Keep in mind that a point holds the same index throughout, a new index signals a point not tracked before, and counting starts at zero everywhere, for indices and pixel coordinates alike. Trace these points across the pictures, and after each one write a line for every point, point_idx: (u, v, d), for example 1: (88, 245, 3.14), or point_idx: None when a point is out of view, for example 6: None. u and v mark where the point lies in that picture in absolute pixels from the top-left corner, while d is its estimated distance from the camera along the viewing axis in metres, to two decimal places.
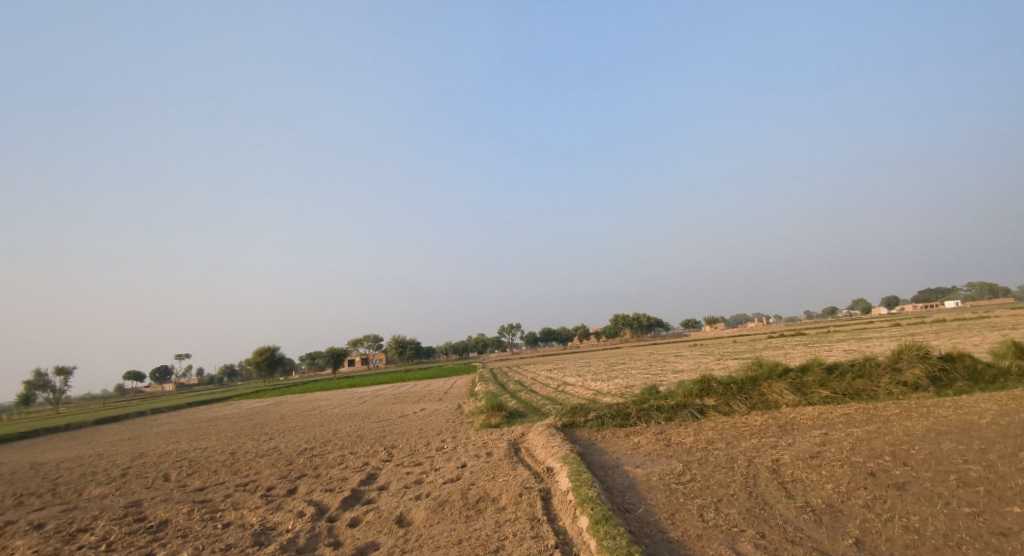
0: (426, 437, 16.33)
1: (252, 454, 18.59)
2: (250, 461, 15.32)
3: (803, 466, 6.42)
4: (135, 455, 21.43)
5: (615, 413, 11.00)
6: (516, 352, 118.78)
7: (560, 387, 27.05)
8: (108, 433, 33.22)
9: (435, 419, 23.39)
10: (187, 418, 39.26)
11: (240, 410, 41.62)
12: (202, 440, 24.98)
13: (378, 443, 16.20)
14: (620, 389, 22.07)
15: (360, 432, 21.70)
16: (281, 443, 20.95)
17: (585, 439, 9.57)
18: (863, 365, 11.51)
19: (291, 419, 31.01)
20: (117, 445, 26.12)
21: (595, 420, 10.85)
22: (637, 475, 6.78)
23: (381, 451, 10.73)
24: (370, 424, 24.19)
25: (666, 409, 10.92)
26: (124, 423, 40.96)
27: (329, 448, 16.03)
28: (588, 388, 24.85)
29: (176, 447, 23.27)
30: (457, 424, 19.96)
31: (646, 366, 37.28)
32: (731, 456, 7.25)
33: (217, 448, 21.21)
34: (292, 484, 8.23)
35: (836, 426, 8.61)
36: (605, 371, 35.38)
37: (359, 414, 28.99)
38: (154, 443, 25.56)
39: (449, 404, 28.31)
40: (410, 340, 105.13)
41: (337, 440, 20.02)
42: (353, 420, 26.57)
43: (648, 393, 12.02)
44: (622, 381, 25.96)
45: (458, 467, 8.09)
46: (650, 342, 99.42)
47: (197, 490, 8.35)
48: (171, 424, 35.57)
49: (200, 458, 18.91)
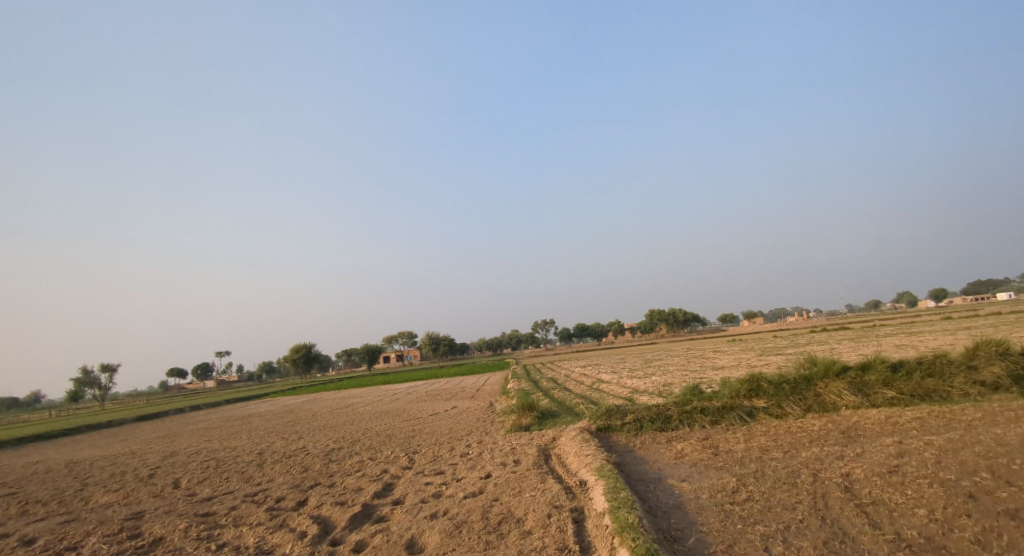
0: (455, 439, 15.79)
1: (282, 454, 18.60)
2: (277, 465, 15.20)
3: (881, 484, 5.47)
4: (173, 454, 21.93)
5: (655, 416, 10.17)
6: (546, 349, 117.75)
7: (593, 385, 26.12)
8: (152, 431, 34.41)
9: (464, 418, 22.95)
10: (225, 416, 40.27)
11: (275, 408, 42.45)
12: (237, 438, 25.43)
13: (405, 447, 15.79)
14: (657, 388, 21.00)
15: (389, 432, 21.45)
16: (312, 443, 20.97)
17: (621, 446, 8.79)
18: (933, 362, 10.27)
19: (322, 417, 31.29)
20: (158, 443, 26.92)
21: (633, 423, 10.06)
22: (684, 492, 5.97)
23: (403, 456, 10.26)
24: (399, 423, 23.94)
25: (710, 411, 10.02)
26: (167, 420, 42.41)
27: (356, 452, 15.73)
28: (623, 386, 23.85)
29: (212, 445, 23.72)
30: (487, 425, 19.42)
31: (682, 363, 35.80)
32: (791, 469, 6.33)
33: (250, 448, 21.43)
34: (302, 496, 7.92)
35: (911, 433, 7.54)
36: (638, 368, 34.23)
37: (390, 412, 28.92)
38: (193, 441, 26.20)
39: (479, 402, 27.83)
40: (440, 337, 105.66)
41: (366, 440, 19.82)
42: (383, 419, 26.45)
43: (690, 394, 11.13)
44: (658, 379, 24.82)
45: (482, 478, 7.45)
46: (685, 337, 96.75)
47: (203, 501, 8.30)
48: (210, 421, 36.51)
49: (233, 458, 19.09)
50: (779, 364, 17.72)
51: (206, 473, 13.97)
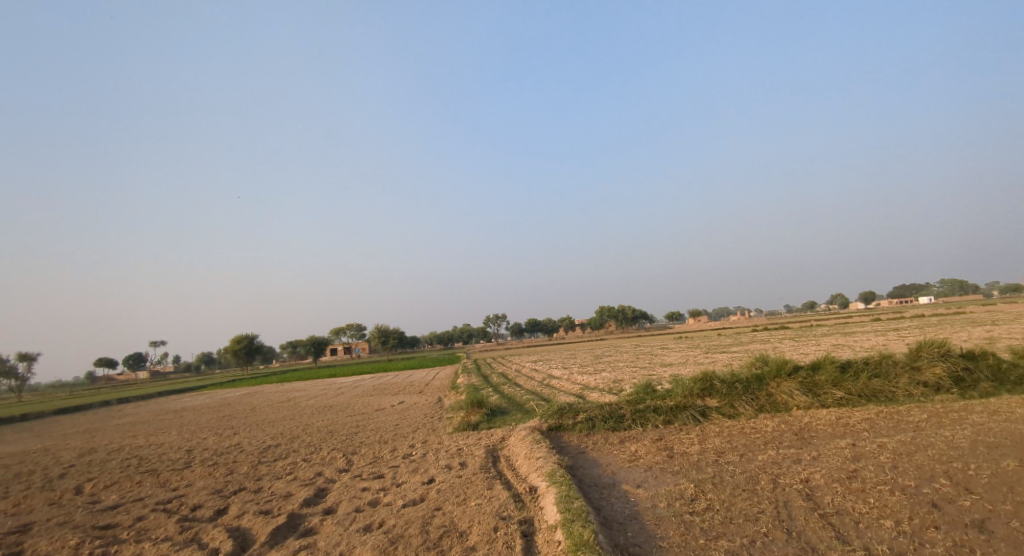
0: (398, 439, 14.92)
1: (209, 453, 17.07)
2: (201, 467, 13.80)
3: (842, 491, 5.25)
4: (84, 452, 19.74)
5: (607, 414, 9.79)
6: (501, 343, 117.57)
7: (544, 381, 25.84)
8: (64, 425, 31.19)
9: (412, 413, 22.09)
10: (152, 409, 37.23)
11: (210, 401, 39.72)
12: (162, 434, 23.34)
13: (346, 447, 14.79)
14: (608, 385, 20.92)
15: (330, 429, 20.23)
16: (244, 440, 19.45)
17: (574, 447, 8.33)
18: (879, 363, 10.44)
19: (261, 411, 29.41)
20: (68, 439, 24.30)
21: (585, 422, 9.63)
22: (640, 500, 5.54)
23: (339, 457, 9.38)
24: (342, 419, 22.71)
25: (664, 410, 9.74)
26: (84, 414, 38.76)
27: (290, 453, 14.55)
28: (574, 382, 23.69)
29: (131, 442, 21.62)
30: (434, 422, 18.65)
31: (632, 359, 36.31)
32: (749, 475, 6.04)
33: (174, 445, 19.60)
34: (222, 503, 6.76)
35: (863, 435, 7.49)
36: (591, 363, 34.41)
37: (333, 407, 27.50)
38: (109, 437, 23.83)
39: (429, 397, 26.97)
40: (393, 329, 103.24)
41: (305, 437, 18.57)
42: (325, 414, 25.11)
43: (643, 392, 10.83)
44: (609, 376, 24.85)
45: (424, 484, 6.77)
46: (636, 333, 99.18)
47: (106, 510, 6.83)
48: (134, 415, 33.58)
49: (152, 457, 17.33)
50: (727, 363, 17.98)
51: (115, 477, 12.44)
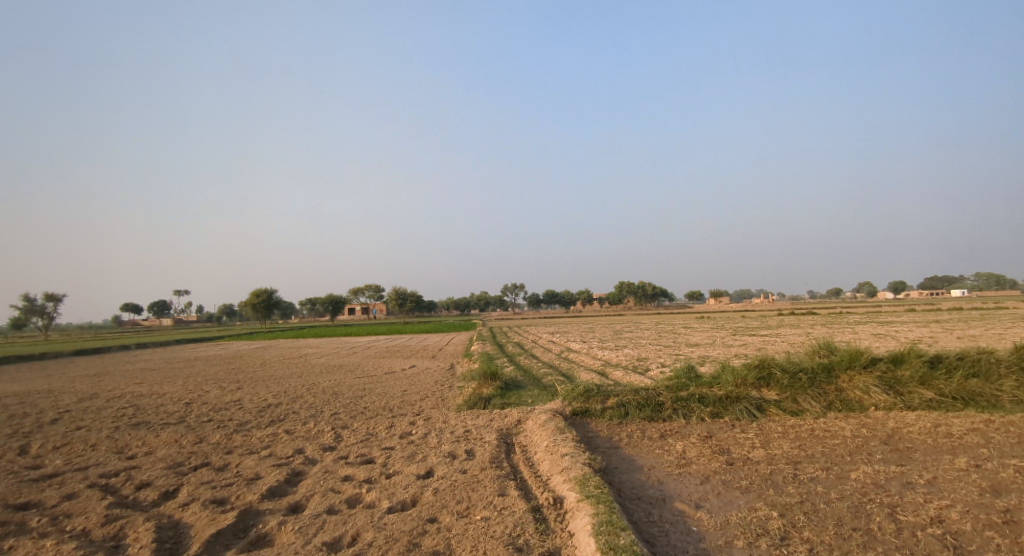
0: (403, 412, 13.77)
1: (208, 409, 16.32)
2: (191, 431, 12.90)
3: (1007, 544, 3.64)
4: (88, 397, 19.35)
5: (643, 400, 8.28)
6: (518, 313, 116.85)
7: (563, 354, 24.47)
8: (80, 367, 31.38)
9: (422, 379, 21.09)
10: (167, 357, 37.47)
11: (224, 352, 39.83)
12: (169, 383, 22.96)
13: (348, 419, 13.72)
14: (632, 364, 19.39)
15: (336, 390, 19.34)
16: (247, 396, 18.72)
17: (605, 440, 6.86)
18: (976, 359, 8.62)
19: (271, 366, 28.99)
20: (79, 382, 24.14)
21: (616, 409, 8.14)
22: (707, 534, 4.01)
23: (328, 429, 8.10)
24: (350, 380, 21.84)
25: (712, 400, 8.17)
26: (104, 356, 39.38)
27: (288, 422, 13.57)
28: (595, 358, 22.25)
29: (138, 389, 21.24)
30: (444, 391, 17.49)
31: (655, 337, 34.61)
32: (853, 503, 4.45)
33: (177, 397, 19.01)
34: (171, 483, 5.42)
35: (983, 453, 5.81)
36: (610, 339, 33.05)
37: (343, 367, 26.79)
38: (118, 382, 23.57)
39: (441, 363, 26.01)
40: (410, 292, 103.13)
41: (309, 398, 17.68)
42: (334, 373, 24.35)
43: (685, 377, 9.26)
44: (633, 353, 23.29)
45: (420, 478, 5.37)
46: (655, 312, 97.06)
47: (30, 480, 5.51)
48: (148, 362, 33.73)
49: (152, 408, 16.67)
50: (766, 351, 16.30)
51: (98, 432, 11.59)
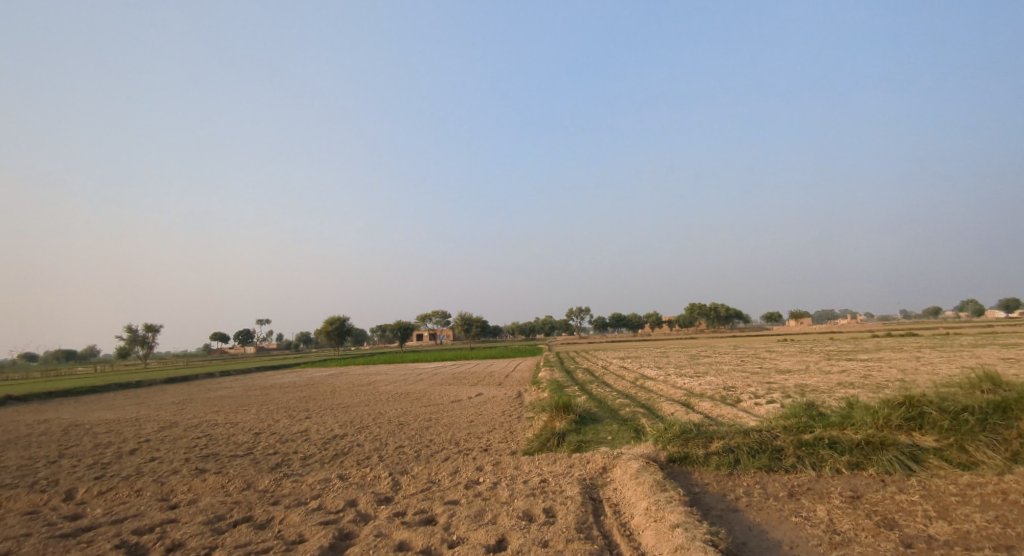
0: (469, 453, 12.78)
1: (277, 441, 16.30)
2: (258, 469, 12.68)
3: None
4: (172, 427, 20.18)
5: (757, 444, 6.87)
6: (581, 338, 114.01)
7: (637, 382, 22.58)
8: (170, 395, 33.50)
9: (488, 408, 20.19)
10: (248, 384, 39.52)
11: (299, 380, 41.45)
12: (245, 412, 23.68)
13: (412, 458, 12.95)
14: (720, 395, 17.29)
15: (400, 420, 18.84)
16: (315, 425, 18.73)
17: (718, 500, 5.49)
18: None
19: (340, 394, 29.48)
20: (167, 411, 25.53)
21: (723, 455, 6.74)
22: None
23: (386, 474, 7.27)
24: (415, 409, 21.38)
25: (847, 445, 6.49)
26: (195, 384, 42.36)
27: (351, 461, 13.05)
28: (675, 387, 20.25)
29: (216, 419, 21.97)
30: (511, 423, 16.39)
31: (737, 363, 31.62)
32: None
33: (250, 426, 19.35)
34: (208, 546, 4.73)
35: None
36: (686, 364, 30.60)
37: (408, 394, 26.54)
38: (200, 411, 24.64)
39: (506, 391, 25.05)
40: (472, 318, 103.75)
41: (373, 429, 17.26)
42: (398, 402, 24.04)
43: (804, 415, 7.60)
44: (717, 381, 21.01)
45: (489, 552, 4.30)
46: (730, 334, 90.95)
47: (70, 537, 5.06)
48: (231, 390, 35.63)
49: (226, 440, 16.92)
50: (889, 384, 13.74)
51: None
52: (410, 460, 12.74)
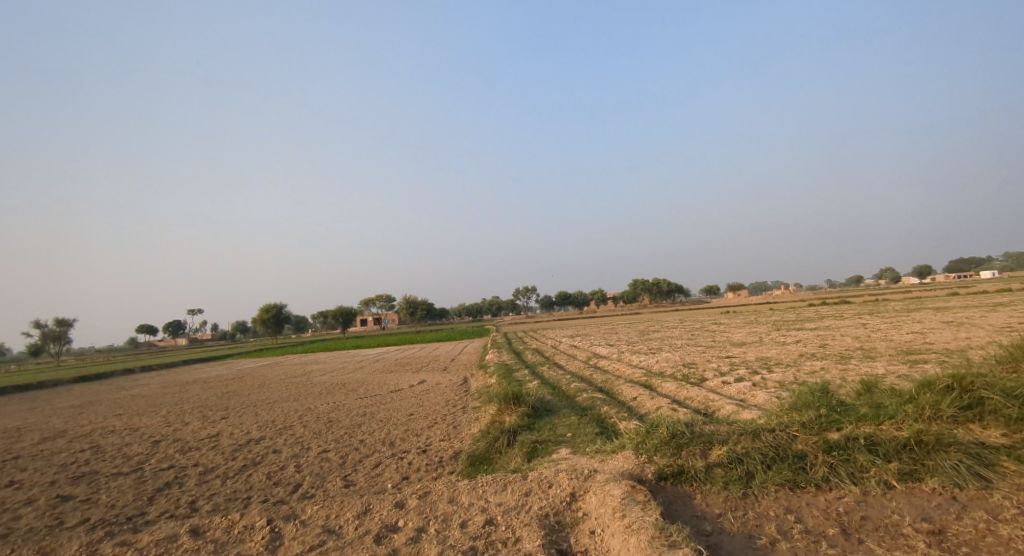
0: (404, 460, 10.65)
1: (178, 450, 13.26)
2: (141, 493, 9.56)
3: None
4: (46, 438, 16.57)
5: (774, 448, 5.21)
6: (531, 317, 113.52)
7: (592, 362, 21.17)
8: (65, 397, 28.84)
9: (432, 398, 18.11)
10: (163, 381, 35.11)
11: (225, 373, 37.43)
12: (148, 414, 20.23)
13: (335, 468, 10.65)
14: (681, 373, 16.06)
15: (330, 416, 16.36)
16: (227, 429, 15.89)
17: (754, 553, 3.65)
18: None
19: (268, 387, 26.34)
20: (52, 417, 21.49)
21: (732, 468, 5.03)
22: None
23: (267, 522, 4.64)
24: (350, 402, 18.95)
25: (889, 447, 4.89)
26: (100, 383, 37.25)
27: (258, 476, 10.54)
28: (632, 365, 18.98)
29: (109, 424, 18.47)
30: (456, 416, 14.39)
31: (689, 337, 31.18)
32: None
33: (147, 433, 16.16)
34: None
35: None
36: (639, 341, 29.80)
37: (344, 385, 23.94)
38: (92, 416, 20.85)
39: (453, 377, 23.07)
40: (420, 300, 100.59)
41: (296, 430, 14.72)
42: (332, 395, 21.43)
43: (819, 406, 5.98)
44: (675, 358, 19.93)
45: None
46: (675, 309, 93.18)
47: None
48: (141, 388, 31.37)
49: (109, 452, 13.77)
50: (861, 371, 12.91)
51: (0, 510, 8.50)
52: (332, 472, 10.46)
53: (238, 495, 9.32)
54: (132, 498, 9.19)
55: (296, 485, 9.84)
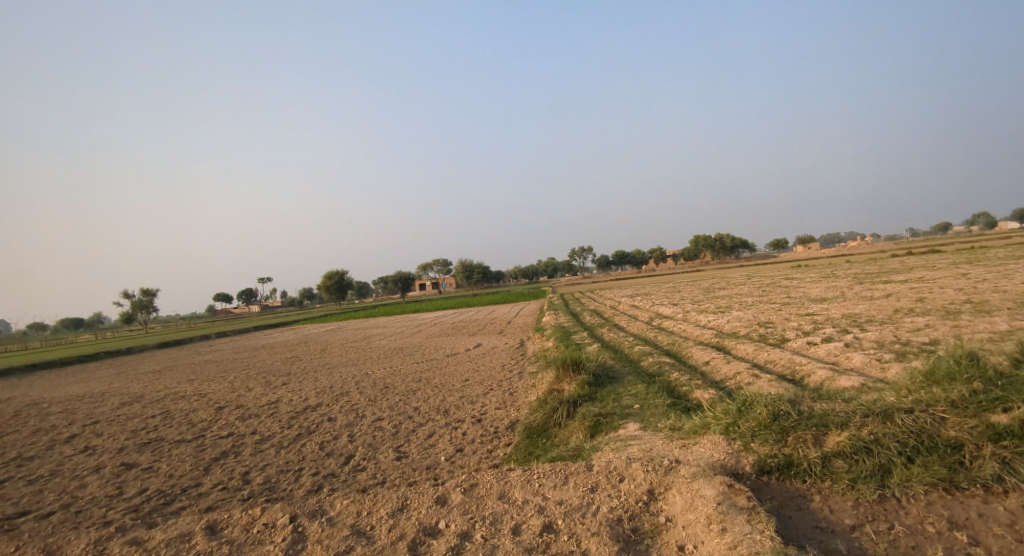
0: (457, 430, 10.20)
1: (238, 418, 13.81)
2: (197, 463, 10.08)
3: None
4: (133, 403, 17.88)
5: (916, 436, 3.87)
6: (585, 278, 111.40)
7: (654, 323, 19.91)
8: (153, 363, 31.37)
9: (487, 362, 17.67)
10: (238, 346, 37.47)
11: (293, 338, 39.40)
12: (221, 380, 21.41)
13: (388, 439, 10.38)
14: (757, 333, 14.52)
15: (386, 382, 16.35)
16: (289, 394, 16.32)
17: None
18: None
19: (330, 352, 27.21)
20: (140, 382, 23.34)
21: (859, 459, 3.83)
22: None
23: (284, 520, 4.30)
24: (405, 366, 18.97)
25: None
26: (185, 348, 40.41)
27: (313, 446, 10.48)
28: (699, 326, 17.55)
29: (186, 390, 19.68)
30: (512, 382, 13.80)
31: (760, 293, 28.84)
32: None
33: (217, 399, 16.95)
34: None
35: None
36: (704, 299, 27.92)
37: (402, 349, 24.17)
38: (173, 381, 22.40)
39: (508, 340, 22.59)
40: (473, 264, 101.03)
41: (353, 396, 14.77)
42: (389, 359, 21.64)
43: (975, 377, 4.55)
44: (748, 317, 18.23)
45: None
46: (740, 264, 87.90)
47: None
48: (219, 353, 33.59)
49: (182, 419, 14.48)
50: (984, 329, 10.89)
51: (73, 485, 9.05)
52: (385, 442, 10.19)
53: (290, 466, 9.41)
54: (190, 469, 9.64)
55: (349, 456, 9.70)
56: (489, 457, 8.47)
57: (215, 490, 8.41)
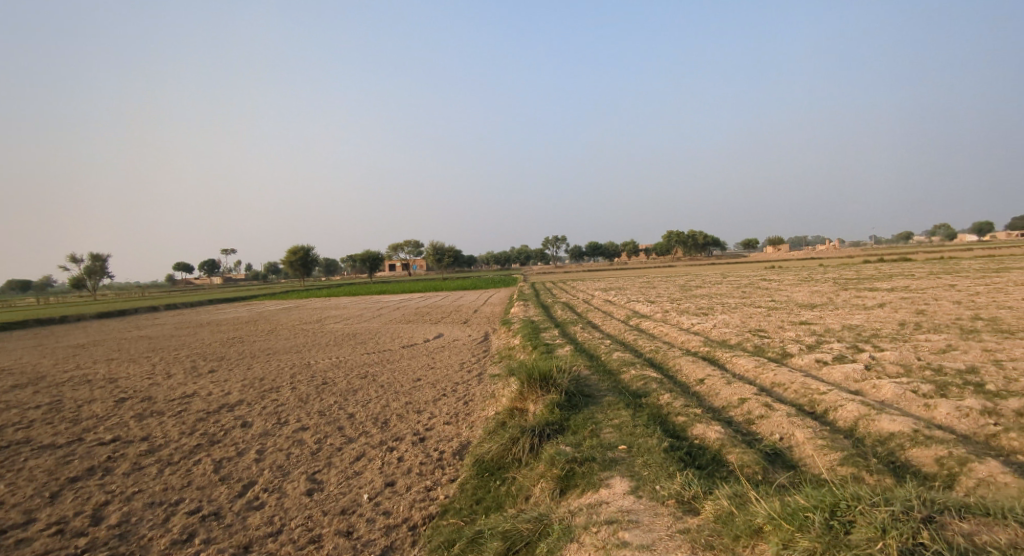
0: (393, 453, 8.08)
1: (135, 416, 11.32)
2: (49, 483, 7.67)
3: None
4: (22, 386, 15.05)
5: None
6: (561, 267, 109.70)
7: (634, 323, 18.09)
8: (77, 336, 28.01)
9: (444, 358, 15.54)
10: (181, 321, 34.23)
11: (243, 315, 36.34)
12: (141, 361, 18.64)
13: (305, 460, 8.15)
14: (753, 344, 12.76)
15: (325, 377, 14.06)
16: (210, 386, 13.87)
17: None
18: None
19: (276, 334, 24.56)
20: (47, 358, 20.25)
21: None
22: None
23: None
24: (353, 358, 16.66)
25: None
26: (121, 320, 36.80)
27: (207, 466, 8.15)
28: (685, 330, 15.76)
29: (94, 372, 16.90)
30: (469, 387, 11.74)
31: (742, 295, 27.47)
32: None
33: (122, 387, 14.28)
34: None
35: None
36: (684, 298, 26.40)
37: (355, 336, 21.80)
38: (86, 360, 19.49)
39: (473, 332, 20.50)
40: (447, 247, 98.49)
41: (281, 394, 12.42)
42: (338, 347, 19.28)
43: None
44: (737, 322, 16.57)
45: None
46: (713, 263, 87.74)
47: None
48: (156, 328, 30.44)
49: (68, 412, 11.88)
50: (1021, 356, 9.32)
51: None
52: (300, 466, 7.95)
53: (166, 497, 7.11)
54: (31, 494, 7.25)
55: (248, 485, 7.44)
56: (425, 501, 6.38)
57: (44, 536, 6.09)
